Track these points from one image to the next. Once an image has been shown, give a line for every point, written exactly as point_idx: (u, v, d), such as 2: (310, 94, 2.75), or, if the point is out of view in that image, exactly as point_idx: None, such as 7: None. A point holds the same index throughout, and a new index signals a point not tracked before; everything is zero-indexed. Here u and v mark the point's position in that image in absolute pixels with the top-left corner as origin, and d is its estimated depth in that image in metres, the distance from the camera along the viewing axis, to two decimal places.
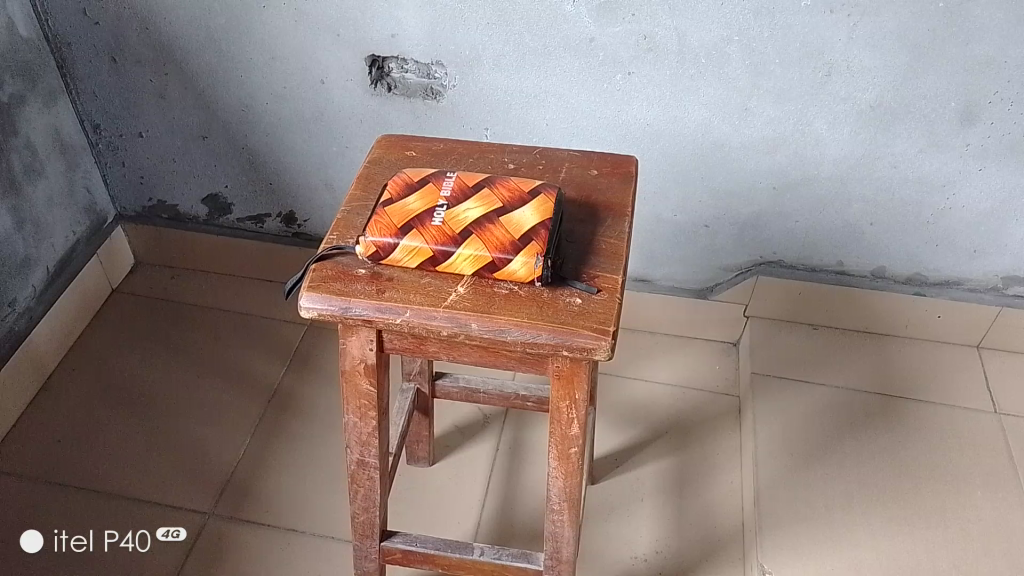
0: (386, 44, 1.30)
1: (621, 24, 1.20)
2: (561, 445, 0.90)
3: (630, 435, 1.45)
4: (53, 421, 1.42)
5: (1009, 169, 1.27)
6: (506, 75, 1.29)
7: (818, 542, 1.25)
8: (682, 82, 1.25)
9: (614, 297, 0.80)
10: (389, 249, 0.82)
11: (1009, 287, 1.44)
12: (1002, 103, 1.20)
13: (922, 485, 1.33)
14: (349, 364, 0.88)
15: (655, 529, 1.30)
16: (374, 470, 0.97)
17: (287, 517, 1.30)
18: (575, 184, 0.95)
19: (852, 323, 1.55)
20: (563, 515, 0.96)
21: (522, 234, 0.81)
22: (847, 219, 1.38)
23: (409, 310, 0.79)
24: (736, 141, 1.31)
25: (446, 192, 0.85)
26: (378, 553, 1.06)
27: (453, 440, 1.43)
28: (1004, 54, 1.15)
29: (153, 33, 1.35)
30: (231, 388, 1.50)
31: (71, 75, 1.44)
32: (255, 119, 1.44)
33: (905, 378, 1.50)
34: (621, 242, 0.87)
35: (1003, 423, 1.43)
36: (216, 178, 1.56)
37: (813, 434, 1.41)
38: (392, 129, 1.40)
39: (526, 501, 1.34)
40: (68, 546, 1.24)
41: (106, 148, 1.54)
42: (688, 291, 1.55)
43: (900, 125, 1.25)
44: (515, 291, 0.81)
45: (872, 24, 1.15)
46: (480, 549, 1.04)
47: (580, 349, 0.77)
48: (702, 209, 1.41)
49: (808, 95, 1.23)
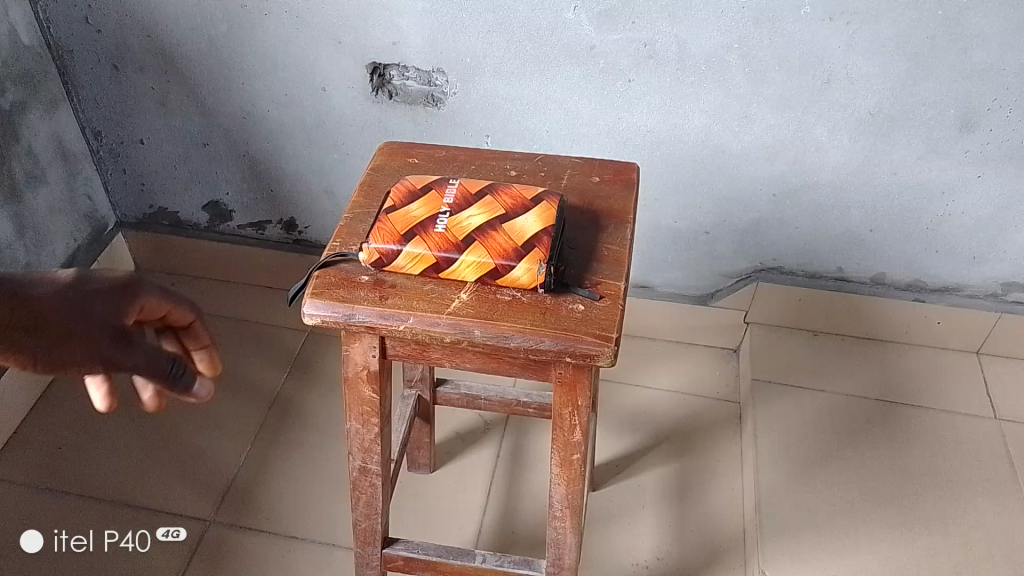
0: (388, 51, 1.30)
1: (621, 32, 1.21)
2: (563, 452, 0.90)
3: (630, 440, 1.45)
4: (53, 427, 1.42)
5: (1009, 175, 1.27)
6: (507, 82, 1.30)
7: (818, 549, 1.25)
8: (683, 89, 1.26)
9: (617, 304, 0.80)
10: (392, 256, 0.82)
11: (1009, 294, 1.45)
12: (1002, 110, 1.20)
13: (923, 492, 1.33)
14: (352, 370, 0.89)
15: (656, 536, 1.30)
16: (376, 476, 0.97)
17: (287, 524, 1.30)
18: (577, 191, 0.95)
19: (851, 329, 1.56)
20: (566, 522, 0.96)
21: (524, 241, 0.81)
22: (848, 225, 1.39)
23: (413, 316, 0.79)
24: (736, 147, 1.31)
25: (449, 199, 0.86)
26: (380, 560, 1.05)
27: (454, 447, 1.43)
28: (1003, 61, 1.15)
29: (155, 40, 1.35)
30: (231, 396, 1.50)
31: (72, 82, 1.44)
32: (255, 126, 1.45)
33: (906, 385, 1.50)
34: (623, 249, 0.87)
35: (1003, 429, 1.43)
36: (217, 186, 1.56)
37: (813, 440, 1.41)
38: (394, 136, 1.40)
39: (527, 508, 1.34)
40: (68, 546, 1.25)
41: (108, 155, 1.55)
42: (689, 298, 1.55)
43: (900, 132, 1.25)
44: (518, 297, 0.81)
45: (872, 31, 1.15)
46: (482, 556, 1.03)
47: (584, 355, 0.77)
48: (703, 215, 1.41)
49: (806, 102, 1.24)
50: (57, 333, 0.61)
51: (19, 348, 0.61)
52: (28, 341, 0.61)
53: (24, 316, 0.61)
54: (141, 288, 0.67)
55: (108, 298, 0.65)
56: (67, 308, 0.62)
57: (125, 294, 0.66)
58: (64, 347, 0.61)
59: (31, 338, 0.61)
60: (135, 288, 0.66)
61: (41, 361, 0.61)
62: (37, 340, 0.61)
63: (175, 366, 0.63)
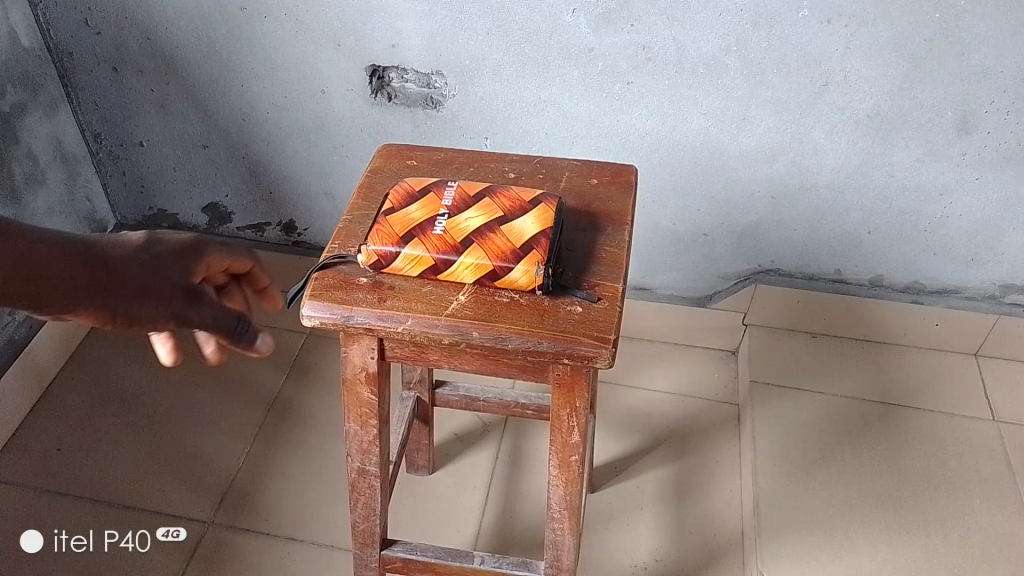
0: (387, 54, 1.31)
1: (620, 35, 1.21)
2: (561, 453, 0.90)
3: (629, 442, 1.45)
4: (53, 428, 1.42)
5: (1007, 178, 1.27)
6: (506, 85, 1.30)
7: (817, 550, 1.25)
8: (681, 92, 1.26)
9: (615, 306, 0.81)
10: (391, 258, 0.82)
11: (1006, 296, 1.45)
12: (999, 112, 1.20)
13: (921, 494, 1.34)
14: (351, 372, 0.89)
15: (655, 538, 1.30)
16: (375, 478, 0.97)
17: (286, 526, 1.30)
18: (575, 193, 0.95)
19: (850, 331, 1.56)
20: (564, 523, 0.96)
21: (522, 243, 0.81)
22: (845, 227, 1.39)
23: (411, 318, 0.79)
24: (735, 150, 1.31)
25: (447, 202, 0.86)
26: (378, 562, 1.06)
27: (453, 449, 1.43)
28: (1001, 63, 1.15)
29: (154, 42, 1.35)
30: (231, 398, 1.50)
31: (72, 84, 1.44)
32: (255, 129, 1.45)
33: (904, 387, 1.50)
34: (621, 251, 0.87)
35: (1001, 431, 1.43)
36: (216, 188, 1.56)
37: (812, 441, 1.41)
38: (393, 138, 1.41)
39: (526, 510, 1.34)
40: (68, 546, 1.25)
41: (107, 157, 1.55)
42: (688, 300, 1.56)
43: (898, 134, 1.25)
44: (515, 299, 0.81)
45: (869, 34, 1.16)
46: (480, 558, 1.03)
47: (581, 357, 0.77)
48: (701, 217, 1.41)
49: (804, 105, 1.24)
50: (134, 291, 0.62)
51: (97, 307, 0.61)
52: (107, 300, 0.61)
53: (104, 276, 0.62)
54: (204, 252, 0.71)
55: (176, 262, 0.67)
56: (142, 266, 0.64)
57: (188, 258, 0.69)
58: (139, 303, 0.62)
59: (110, 296, 0.61)
60: (199, 251, 0.70)
61: (120, 318, 0.62)
62: (115, 297, 0.62)
63: (240, 324, 0.64)
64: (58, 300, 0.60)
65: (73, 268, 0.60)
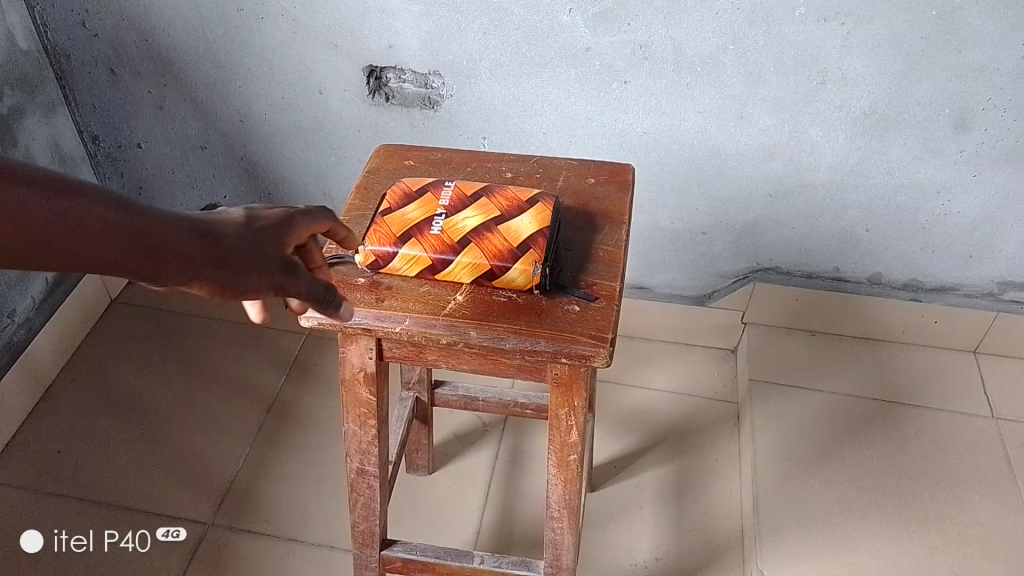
0: (384, 54, 1.31)
1: (616, 34, 1.21)
2: (560, 453, 0.90)
3: (628, 441, 1.45)
4: (53, 430, 1.42)
5: (1005, 174, 1.28)
6: (503, 85, 1.30)
7: (815, 547, 1.26)
8: (678, 91, 1.26)
9: (613, 305, 0.81)
10: (389, 258, 0.82)
11: (1005, 293, 1.45)
12: (997, 109, 1.20)
13: (920, 491, 1.34)
14: (349, 372, 0.89)
15: (654, 537, 1.30)
16: (374, 478, 0.97)
17: (286, 526, 1.30)
18: (572, 192, 0.95)
19: (849, 329, 1.56)
20: (563, 522, 0.96)
21: (520, 242, 0.81)
22: (844, 225, 1.39)
23: (409, 318, 0.79)
24: (732, 149, 1.32)
25: (444, 201, 0.86)
26: (378, 562, 1.06)
27: (453, 448, 1.43)
28: (998, 60, 1.15)
29: (152, 44, 1.35)
30: (230, 399, 1.50)
31: (70, 86, 1.45)
32: (253, 130, 1.45)
33: (904, 384, 1.50)
34: (619, 250, 0.88)
35: (1000, 428, 1.43)
36: (215, 189, 1.56)
37: (811, 439, 1.41)
38: (391, 138, 1.41)
39: (526, 509, 1.34)
40: (68, 546, 1.26)
41: (106, 159, 1.55)
42: (687, 298, 1.56)
43: (895, 132, 1.26)
44: (513, 298, 0.81)
45: (866, 31, 1.15)
46: (480, 557, 1.04)
47: (580, 356, 0.77)
48: (700, 216, 1.42)
49: (801, 103, 1.25)
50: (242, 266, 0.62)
51: (210, 279, 0.60)
52: (218, 272, 0.60)
53: (211, 248, 0.60)
54: (294, 225, 0.69)
55: (274, 236, 0.66)
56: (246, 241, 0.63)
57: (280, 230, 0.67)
58: (247, 276, 0.62)
59: (224, 270, 0.60)
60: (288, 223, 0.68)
61: (232, 289, 0.61)
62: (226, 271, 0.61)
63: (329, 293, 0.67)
64: (171, 272, 0.58)
65: (190, 245, 0.58)
